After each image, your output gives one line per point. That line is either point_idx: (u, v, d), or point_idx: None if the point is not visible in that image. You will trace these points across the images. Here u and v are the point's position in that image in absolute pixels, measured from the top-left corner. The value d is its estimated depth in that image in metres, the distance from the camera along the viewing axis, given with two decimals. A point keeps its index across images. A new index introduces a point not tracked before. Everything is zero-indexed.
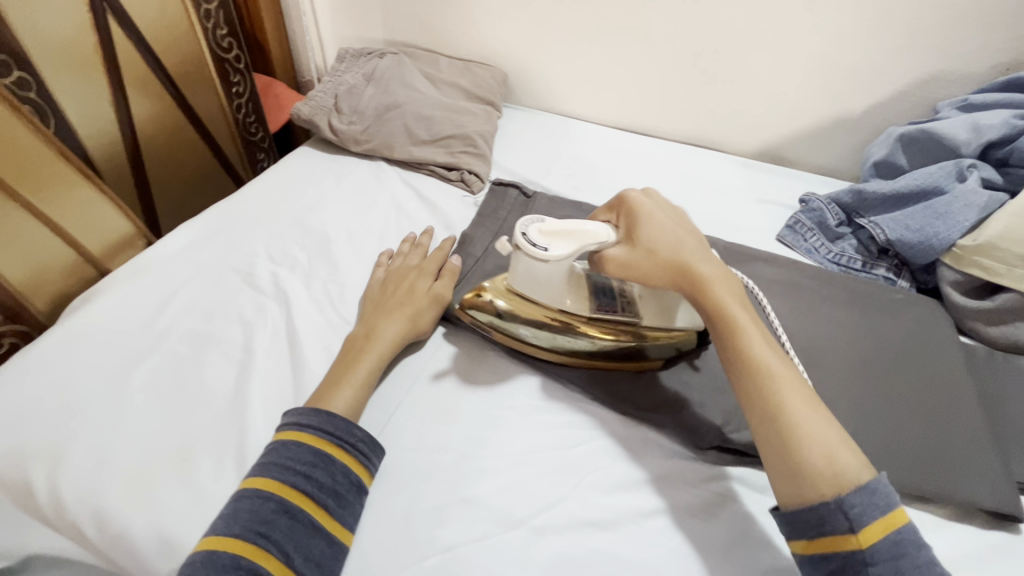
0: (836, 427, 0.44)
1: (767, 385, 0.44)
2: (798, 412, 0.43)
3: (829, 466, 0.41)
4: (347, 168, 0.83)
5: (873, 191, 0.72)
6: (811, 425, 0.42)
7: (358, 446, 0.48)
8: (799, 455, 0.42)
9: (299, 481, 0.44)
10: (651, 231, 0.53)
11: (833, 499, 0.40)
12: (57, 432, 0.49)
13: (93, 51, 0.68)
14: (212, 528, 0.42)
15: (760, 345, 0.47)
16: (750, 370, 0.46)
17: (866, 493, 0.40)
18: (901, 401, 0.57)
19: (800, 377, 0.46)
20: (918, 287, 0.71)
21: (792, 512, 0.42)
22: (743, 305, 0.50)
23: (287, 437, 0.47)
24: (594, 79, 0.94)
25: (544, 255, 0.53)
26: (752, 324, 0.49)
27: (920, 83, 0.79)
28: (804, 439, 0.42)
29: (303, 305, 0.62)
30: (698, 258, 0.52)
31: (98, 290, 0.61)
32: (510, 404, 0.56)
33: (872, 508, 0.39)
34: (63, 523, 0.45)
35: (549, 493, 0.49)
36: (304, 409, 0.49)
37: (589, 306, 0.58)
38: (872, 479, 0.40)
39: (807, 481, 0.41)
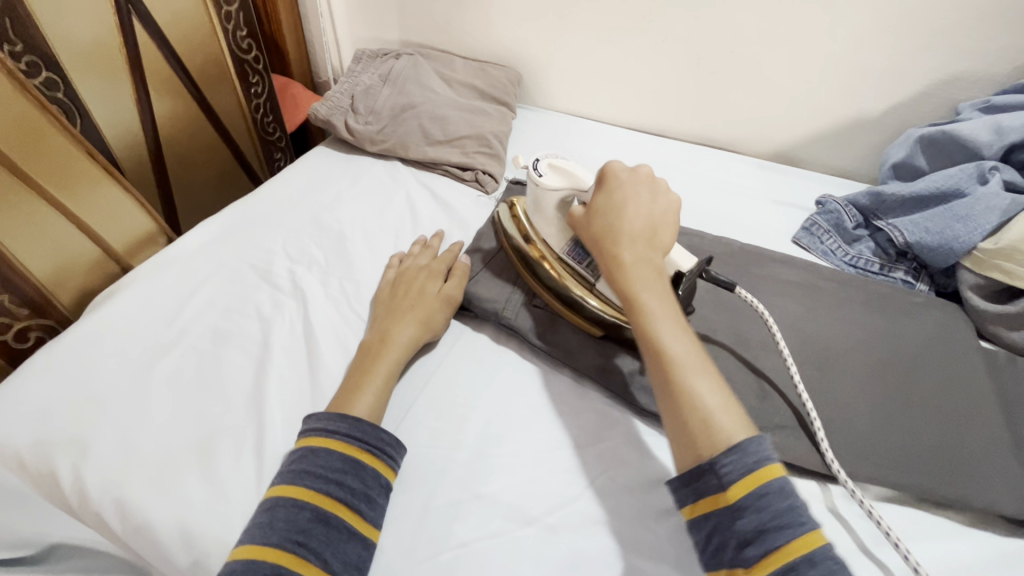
0: (726, 396, 0.44)
1: (661, 354, 0.45)
2: (686, 380, 0.44)
3: (706, 429, 0.42)
4: (363, 167, 0.84)
5: (891, 193, 0.72)
6: (695, 391, 0.43)
7: (386, 450, 0.48)
8: (684, 419, 0.43)
9: (332, 488, 0.45)
10: (599, 208, 0.54)
11: (708, 460, 0.41)
12: (82, 424, 0.50)
13: (118, 52, 0.70)
14: (250, 536, 0.42)
15: (662, 317, 0.47)
16: (649, 339, 0.46)
17: (736, 452, 0.40)
18: (921, 405, 0.57)
19: (698, 348, 0.46)
20: (937, 290, 0.70)
21: (679, 474, 0.43)
22: (662, 283, 0.50)
23: (317, 444, 0.47)
24: (609, 80, 0.94)
25: (536, 179, 0.60)
26: (665, 299, 0.49)
27: (941, 84, 0.78)
28: (689, 403, 0.43)
29: (320, 302, 0.63)
30: (632, 236, 0.52)
31: (121, 286, 0.62)
32: (524, 402, 0.56)
33: (740, 467, 0.40)
34: (88, 512, 0.47)
35: (563, 491, 0.49)
36: (331, 414, 0.49)
37: (562, 244, 0.61)
38: (746, 440, 0.41)
39: (686, 440, 0.42)
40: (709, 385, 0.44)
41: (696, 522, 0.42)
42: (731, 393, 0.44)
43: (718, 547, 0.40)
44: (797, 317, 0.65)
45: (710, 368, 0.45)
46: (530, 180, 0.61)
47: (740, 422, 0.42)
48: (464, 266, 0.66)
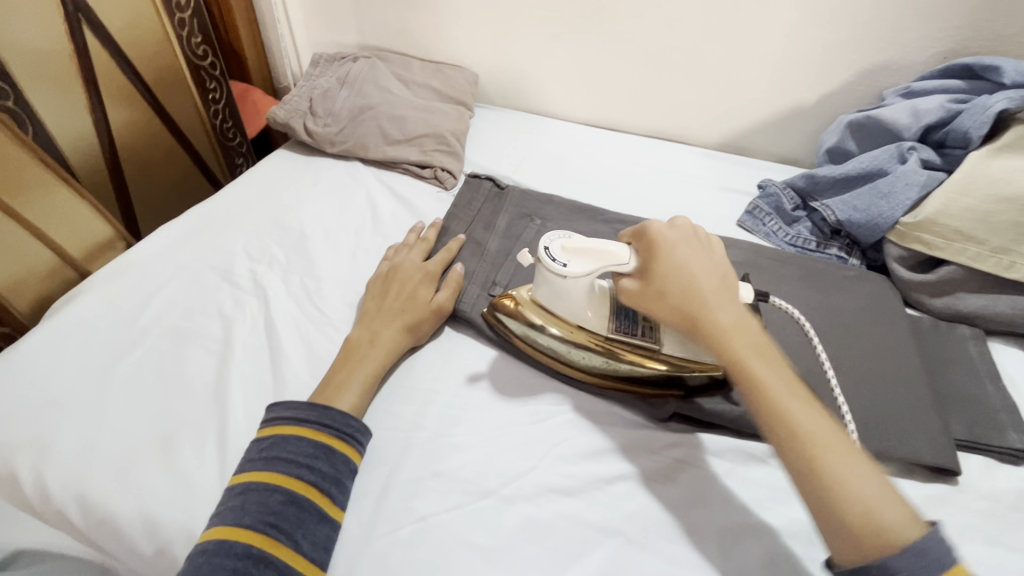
0: (876, 474, 0.40)
1: (797, 437, 0.41)
2: (839, 468, 0.39)
3: (870, 522, 0.38)
4: (324, 169, 0.86)
5: (824, 175, 0.77)
6: (850, 479, 0.39)
7: (355, 436, 0.50)
8: (842, 513, 0.38)
9: (302, 472, 0.46)
10: (664, 269, 0.50)
11: (880, 561, 0.37)
12: (43, 425, 0.51)
13: (69, 61, 0.70)
14: (223, 518, 0.43)
15: (785, 394, 0.43)
16: (773, 417, 0.42)
17: (917, 552, 0.36)
18: (851, 369, 0.61)
19: (829, 424, 0.42)
20: (868, 264, 0.75)
21: (846, 574, 0.39)
22: (766, 347, 0.46)
23: (290, 431, 0.49)
24: (563, 78, 0.97)
25: (561, 270, 0.53)
26: (774, 363, 0.45)
27: (866, 73, 0.83)
28: (841, 496, 0.38)
29: (281, 299, 0.64)
30: (716, 297, 0.48)
31: (81, 291, 0.62)
32: (482, 384, 0.58)
33: (921, 568, 0.36)
34: (50, 508, 0.47)
35: (518, 465, 0.52)
36: (302, 404, 0.51)
37: (607, 325, 0.56)
38: (920, 533, 0.37)
39: (852, 540, 0.38)
40: (858, 465, 0.40)
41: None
42: (874, 465, 0.41)
43: None
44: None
45: (849, 441, 0.41)
46: (554, 273, 0.53)
47: (902, 506, 0.38)
48: (460, 274, 0.65)
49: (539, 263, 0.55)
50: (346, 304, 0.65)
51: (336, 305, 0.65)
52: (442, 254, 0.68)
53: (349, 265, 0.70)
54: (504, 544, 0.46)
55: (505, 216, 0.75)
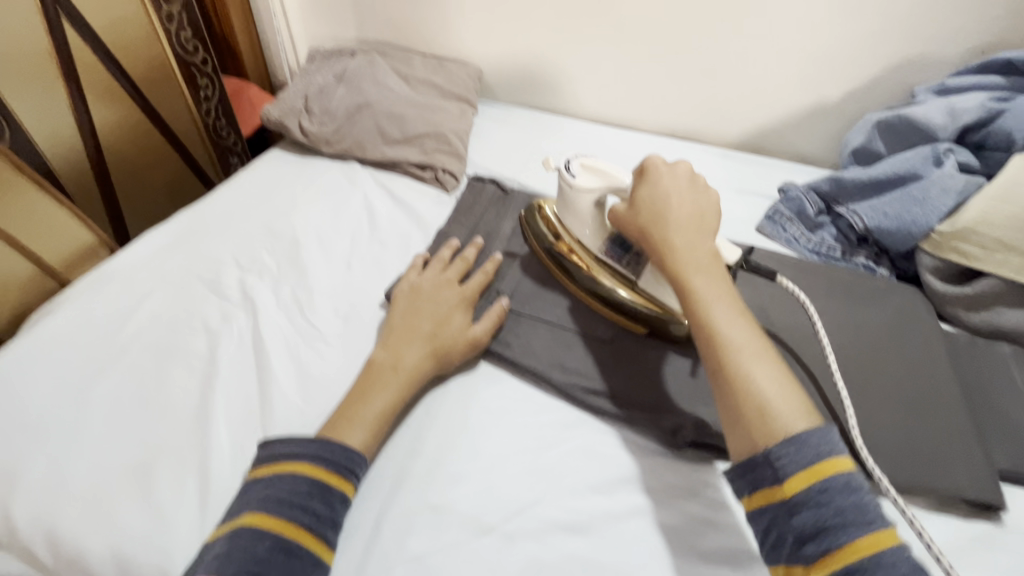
0: (781, 381, 0.42)
1: (715, 336, 0.44)
2: (743, 367, 0.42)
3: (763, 416, 0.41)
4: (319, 170, 0.81)
5: (850, 178, 0.71)
6: (754, 378, 0.42)
7: (355, 472, 0.46)
8: (738, 403, 0.42)
9: (295, 514, 0.42)
10: (644, 196, 0.53)
11: (763, 449, 0.40)
12: (13, 452, 0.47)
13: (46, 57, 0.66)
14: (207, 568, 0.39)
15: (717, 304, 0.46)
16: (698, 318, 0.46)
17: (795, 443, 0.39)
18: (884, 391, 0.57)
19: (754, 337, 0.44)
20: (898, 274, 0.70)
21: (735, 465, 0.42)
22: (714, 268, 0.48)
23: (284, 468, 0.45)
24: (570, 72, 0.93)
25: (570, 179, 0.59)
26: (718, 281, 0.47)
27: (896, 69, 0.78)
28: (740, 390, 0.42)
29: (271, 312, 0.60)
30: (681, 220, 0.50)
31: (59, 303, 0.59)
32: (484, 406, 0.54)
33: (800, 458, 0.39)
34: (16, 545, 0.44)
35: (521, 498, 0.48)
36: (300, 437, 0.47)
37: (600, 243, 0.60)
38: (807, 431, 0.40)
39: (744, 430, 0.41)
40: (767, 374, 0.43)
41: (754, 514, 0.41)
42: (791, 379, 0.43)
43: (776, 541, 0.39)
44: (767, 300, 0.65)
45: (767, 353, 0.44)
46: (563, 182, 0.60)
47: (800, 411, 0.41)
48: (502, 306, 0.60)
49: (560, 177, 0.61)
50: (339, 317, 0.61)
51: (329, 318, 0.61)
52: (477, 275, 0.63)
53: (343, 274, 0.66)
54: None
55: (511, 221, 0.71)
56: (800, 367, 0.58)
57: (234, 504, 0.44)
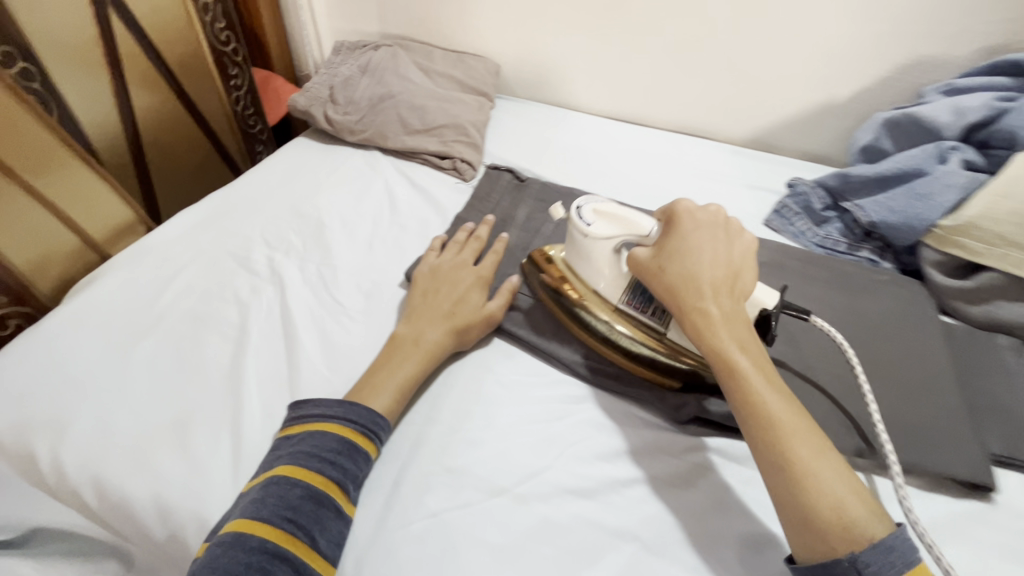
0: (850, 478, 0.41)
1: (773, 427, 0.43)
2: (810, 463, 0.41)
3: (840, 519, 0.39)
4: (342, 157, 0.85)
5: (857, 175, 0.74)
6: (820, 476, 0.41)
7: (379, 435, 0.50)
8: (808, 504, 0.40)
9: (324, 467, 0.45)
10: (670, 254, 0.52)
11: (846, 556, 0.38)
12: (61, 406, 0.51)
13: (93, 43, 0.70)
14: (244, 510, 0.43)
15: (767, 390, 0.44)
16: (750, 406, 0.44)
17: (881, 549, 0.38)
18: (880, 375, 0.59)
19: (809, 426, 0.43)
20: (901, 268, 0.72)
21: (806, 566, 0.41)
22: (756, 345, 0.47)
23: (317, 427, 0.48)
24: (585, 68, 0.95)
25: (585, 228, 0.57)
26: (759, 360, 0.46)
27: (905, 69, 0.80)
28: (813, 493, 0.40)
29: (297, 287, 0.64)
30: (714, 287, 0.49)
31: (101, 273, 0.63)
32: (497, 378, 0.57)
33: (887, 565, 0.38)
34: (64, 490, 0.48)
35: (532, 463, 0.50)
36: (331, 400, 0.50)
37: (620, 294, 0.57)
38: (885, 534, 0.39)
39: (816, 535, 0.39)
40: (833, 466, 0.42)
41: None
42: (848, 466, 0.42)
43: None
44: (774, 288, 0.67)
45: (826, 443, 0.43)
46: (577, 231, 0.57)
47: (871, 507, 0.40)
48: (514, 284, 0.63)
49: (570, 223, 0.59)
50: (361, 294, 0.65)
51: (352, 295, 0.64)
52: (490, 257, 0.66)
53: (365, 254, 0.69)
54: (517, 543, 0.45)
55: (525, 209, 0.75)
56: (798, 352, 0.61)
57: (268, 457, 0.48)
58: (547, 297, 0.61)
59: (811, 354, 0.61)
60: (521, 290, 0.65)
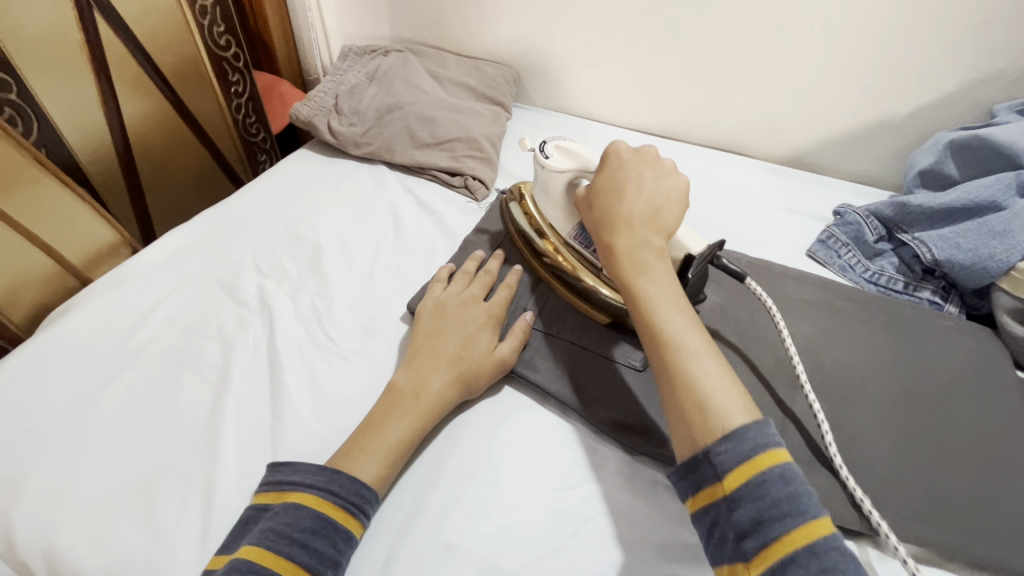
0: (727, 381, 0.40)
1: (657, 337, 0.42)
2: (680, 359, 0.40)
3: (702, 414, 0.38)
4: (346, 172, 0.79)
5: (917, 204, 0.65)
6: (690, 370, 0.40)
7: (365, 510, 0.43)
8: (676, 400, 0.40)
9: (295, 551, 0.40)
10: (600, 192, 0.52)
11: (702, 449, 0.38)
12: (18, 459, 0.46)
13: (77, 49, 0.65)
14: None
15: (660, 297, 0.44)
16: (641, 311, 0.44)
17: (732, 440, 0.37)
18: (947, 445, 0.51)
19: (694, 329, 0.42)
20: (968, 311, 0.64)
21: (679, 467, 0.40)
22: (663, 267, 0.46)
23: (293, 498, 0.43)
24: (611, 77, 0.88)
25: (542, 160, 0.59)
26: (660, 270, 0.45)
27: (975, 84, 0.71)
28: (678, 386, 0.40)
29: (289, 321, 0.58)
30: (631, 220, 0.48)
31: (77, 302, 0.58)
32: (505, 436, 0.50)
33: (737, 454, 0.37)
34: (15, 559, 0.42)
35: (541, 544, 0.44)
36: (311, 466, 0.44)
37: (571, 228, 0.59)
38: (744, 427, 0.37)
39: (684, 428, 0.39)
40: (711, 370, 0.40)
41: (698, 515, 0.39)
42: (731, 370, 0.40)
43: (719, 539, 0.37)
44: (824, 334, 0.60)
45: (714, 351, 0.41)
46: (537, 163, 0.59)
47: (741, 404, 0.39)
48: (527, 322, 0.57)
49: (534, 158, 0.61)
50: (358, 330, 0.58)
51: (348, 332, 0.58)
52: (502, 291, 0.59)
53: (364, 285, 0.63)
54: None
55: None
56: (849, 412, 0.53)
57: (236, 532, 0.42)
58: (539, 265, 0.62)
59: (865, 416, 0.53)
60: (535, 328, 0.58)
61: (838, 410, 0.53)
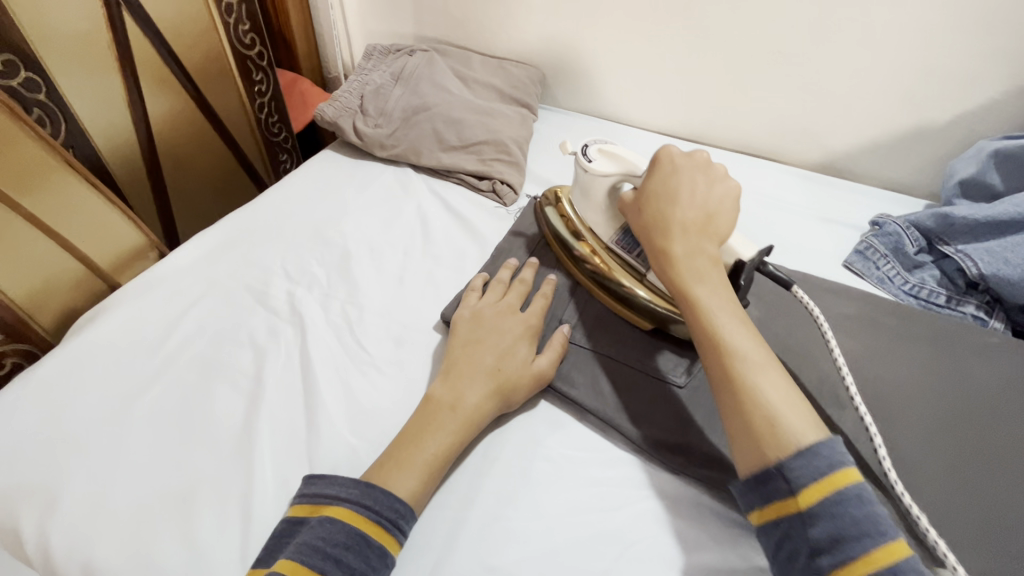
0: (792, 393, 0.41)
1: (722, 347, 0.43)
2: (747, 371, 0.41)
3: (772, 428, 0.39)
4: (372, 174, 0.78)
5: (962, 216, 0.63)
6: (760, 386, 0.40)
7: (401, 526, 0.42)
8: (744, 410, 0.40)
9: (328, 566, 0.39)
10: (648, 195, 0.52)
11: (775, 463, 0.38)
12: (53, 470, 0.45)
13: (106, 49, 0.64)
14: None
15: (719, 310, 0.44)
16: (701, 323, 0.44)
17: (808, 455, 0.37)
18: (999, 470, 0.49)
19: (760, 346, 0.43)
20: (1014, 329, 0.62)
21: (744, 480, 0.40)
22: (718, 275, 0.47)
23: (328, 512, 0.42)
24: (642, 79, 0.86)
25: (585, 164, 0.58)
26: (715, 286, 0.46)
27: (1020, 92, 0.69)
28: (748, 398, 0.40)
29: (320, 330, 0.57)
30: (683, 218, 0.49)
31: (107, 307, 0.57)
32: (545, 453, 0.49)
33: (813, 470, 0.37)
34: (52, 573, 0.42)
35: (586, 567, 0.43)
36: (346, 479, 0.44)
37: (612, 232, 0.59)
38: (818, 442, 0.38)
39: (750, 439, 0.39)
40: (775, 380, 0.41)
41: (766, 529, 0.39)
42: (796, 388, 0.41)
43: (788, 556, 0.37)
44: (868, 349, 0.58)
45: (777, 363, 0.42)
46: (579, 166, 0.59)
47: (809, 419, 0.40)
48: (564, 335, 0.56)
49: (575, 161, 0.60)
50: (390, 339, 0.57)
51: (380, 342, 0.57)
52: (538, 301, 0.58)
53: (395, 292, 0.62)
54: None
55: None
56: (896, 432, 0.52)
57: (272, 543, 0.42)
58: (570, 262, 0.61)
59: (915, 437, 0.51)
60: (572, 341, 0.57)
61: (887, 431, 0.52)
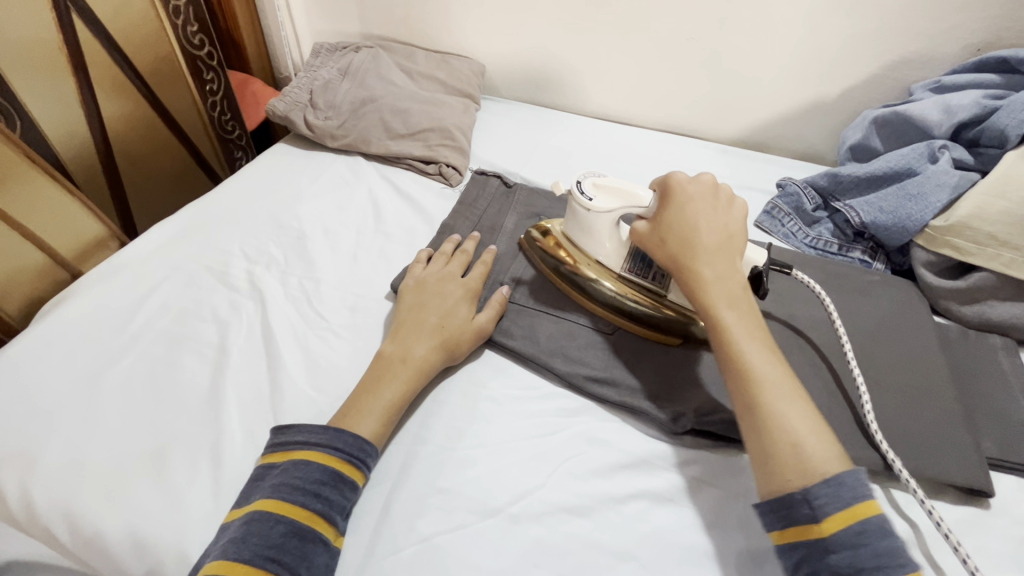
0: (816, 422, 0.42)
1: (747, 369, 0.45)
2: (772, 401, 0.43)
3: (798, 456, 0.41)
4: (324, 164, 0.82)
5: (847, 174, 0.73)
6: (785, 415, 0.42)
7: (366, 462, 0.48)
8: (771, 442, 0.42)
9: (309, 500, 0.44)
10: (671, 218, 0.53)
11: (800, 490, 0.40)
12: (31, 436, 0.49)
13: (57, 50, 0.67)
14: (223, 550, 0.40)
15: (748, 339, 0.46)
16: (731, 354, 0.46)
17: (833, 485, 0.39)
18: (878, 381, 0.58)
19: (783, 374, 0.44)
20: (893, 268, 0.72)
21: (765, 501, 0.42)
22: (745, 301, 0.49)
23: (299, 456, 0.47)
24: (572, 66, 0.93)
25: (586, 203, 0.59)
26: (743, 316, 0.48)
27: (895, 66, 0.79)
28: (776, 430, 0.42)
29: (279, 302, 0.62)
30: (710, 248, 0.51)
31: (73, 292, 0.61)
32: (488, 393, 0.56)
33: (837, 499, 0.38)
34: (37, 525, 0.46)
35: (525, 481, 0.49)
36: (315, 427, 0.48)
37: (623, 263, 0.60)
38: (841, 471, 0.40)
39: (775, 469, 0.41)
40: (799, 410, 0.43)
41: (784, 549, 0.41)
42: (818, 415, 0.43)
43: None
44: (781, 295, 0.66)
45: (799, 389, 0.44)
46: (579, 205, 0.60)
47: (835, 451, 0.41)
48: (503, 296, 0.62)
49: (571, 197, 0.62)
50: (346, 307, 0.63)
51: (336, 309, 0.62)
52: (477, 268, 0.64)
53: (349, 267, 0.67)
54: (514, 566, 0.44)
55: (512, 218, 0.73)
56: (806, 359, 0.59)
57: (248, 488, 0.46)
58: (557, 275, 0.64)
59: (824, 362, 0.59)
60: (510, 300, 0.63)
61: (803, 360, 0.59)
